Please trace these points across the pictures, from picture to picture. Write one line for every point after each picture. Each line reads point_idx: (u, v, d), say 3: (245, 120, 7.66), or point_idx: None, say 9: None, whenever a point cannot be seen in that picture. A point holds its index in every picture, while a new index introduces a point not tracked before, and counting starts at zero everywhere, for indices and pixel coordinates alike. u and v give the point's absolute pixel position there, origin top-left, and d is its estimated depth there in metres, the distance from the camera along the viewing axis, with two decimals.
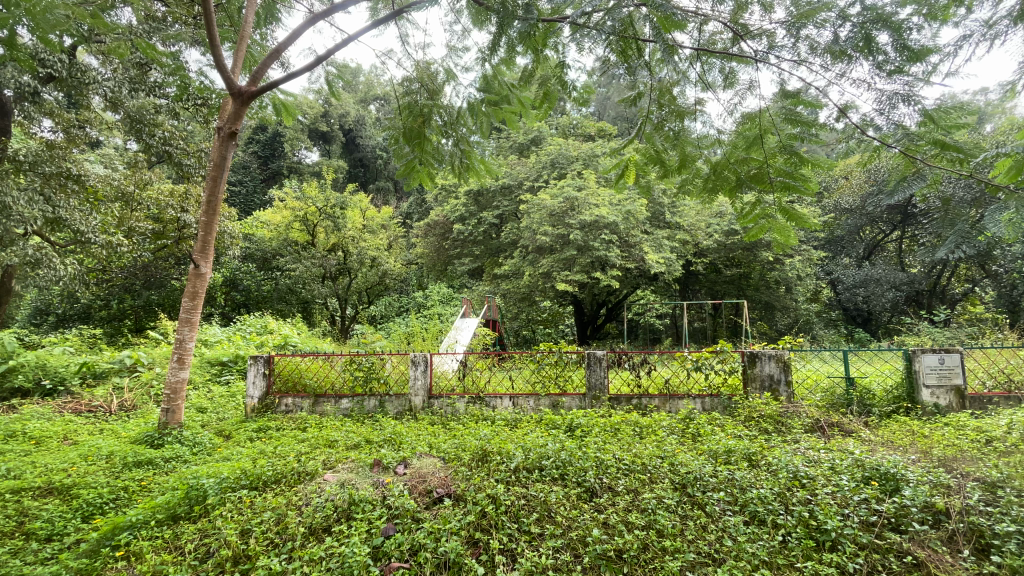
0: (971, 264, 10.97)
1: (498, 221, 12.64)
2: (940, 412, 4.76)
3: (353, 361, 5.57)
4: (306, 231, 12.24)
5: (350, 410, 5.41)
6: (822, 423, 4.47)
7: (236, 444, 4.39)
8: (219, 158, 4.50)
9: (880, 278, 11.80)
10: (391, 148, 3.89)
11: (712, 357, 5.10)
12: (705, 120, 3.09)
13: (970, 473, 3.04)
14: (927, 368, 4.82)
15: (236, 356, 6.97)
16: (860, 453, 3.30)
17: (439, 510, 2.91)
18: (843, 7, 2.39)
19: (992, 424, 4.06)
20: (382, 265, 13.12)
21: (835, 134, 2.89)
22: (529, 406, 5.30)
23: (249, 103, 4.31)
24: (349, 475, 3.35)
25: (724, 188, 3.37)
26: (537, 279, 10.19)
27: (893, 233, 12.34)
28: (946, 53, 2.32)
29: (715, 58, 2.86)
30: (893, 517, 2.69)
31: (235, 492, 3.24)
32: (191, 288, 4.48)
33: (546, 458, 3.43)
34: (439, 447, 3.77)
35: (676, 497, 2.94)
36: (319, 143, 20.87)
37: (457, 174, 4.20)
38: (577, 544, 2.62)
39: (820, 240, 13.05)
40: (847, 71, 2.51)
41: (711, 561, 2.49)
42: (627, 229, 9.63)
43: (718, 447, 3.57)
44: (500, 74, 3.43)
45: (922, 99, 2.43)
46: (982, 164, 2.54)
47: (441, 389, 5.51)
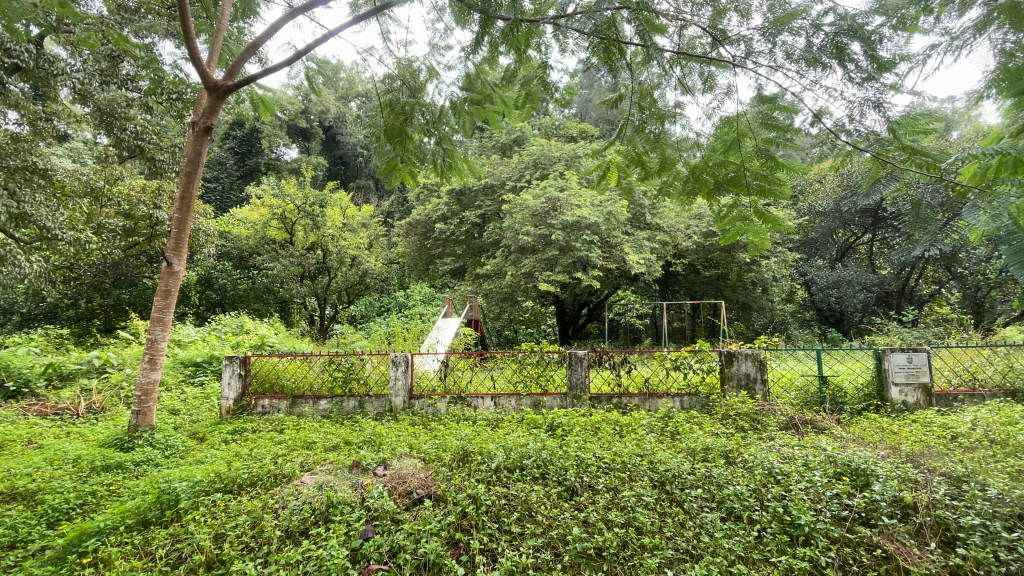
0: (938, 266, 11.35)
1: (480, 221, 12.63)
2: (908, 409, 4.92)
3: (332, 361, 5.49)
4: (284, 229, 12.02)
5: (329, 412, 5.33)
6: (796, 420, 4.54)
7: (210, 447, 4.28)
8: (194, 153, 4.38)
9: (852, 279, 12.12)
10: (372, 145, 3.84)
11: (690, 357, 5.17)
12: (684, 123, 3.15)
13: (936, 467, 3.14)
14: (896, 367, 4.97)
15: (210, 357, 6.81)
16: (833, 449, 3.39)
17: (420, 511, 2.88)
18: (817, 16, 2.46)
19: (957, 420, 4.21)
20: (362, 264, 12.98)
21: (809, 139, 2.97)
22: (511, 405, 5.29)
23: (225, 97, 4.19)
24: (326, 477, 3.29)
25: (702, 191, 3.43)
26: (519, 279, 10.20)
27: (864, 236, 12.71)
28: (916, 62, 2.39)
29: (695, 62, 2.91)
30: (863, 511, 2.77)
31: (209, 496, 3.17)
32: (163, 286, 4.34)
33: (527, 457, 3.42)
34: (419, 448, 3.74)
35: (655, 495, 2.97)
36: (298, 140, 20.50)
37: (439, 173, 4.18)
38: (557, 543, 2.64)
39: (794, 241, 13.33)
40: (821, 78, 2.59)
41: (688, 557, 2.55)
42: (609, 230, 9.72)
43: (696, 445, 3.62)
44: (483, 74, 3.41)
45: (890, 107, 2.53)
46: (948, 168, 2.64)
47: (422, 389, 5.46)
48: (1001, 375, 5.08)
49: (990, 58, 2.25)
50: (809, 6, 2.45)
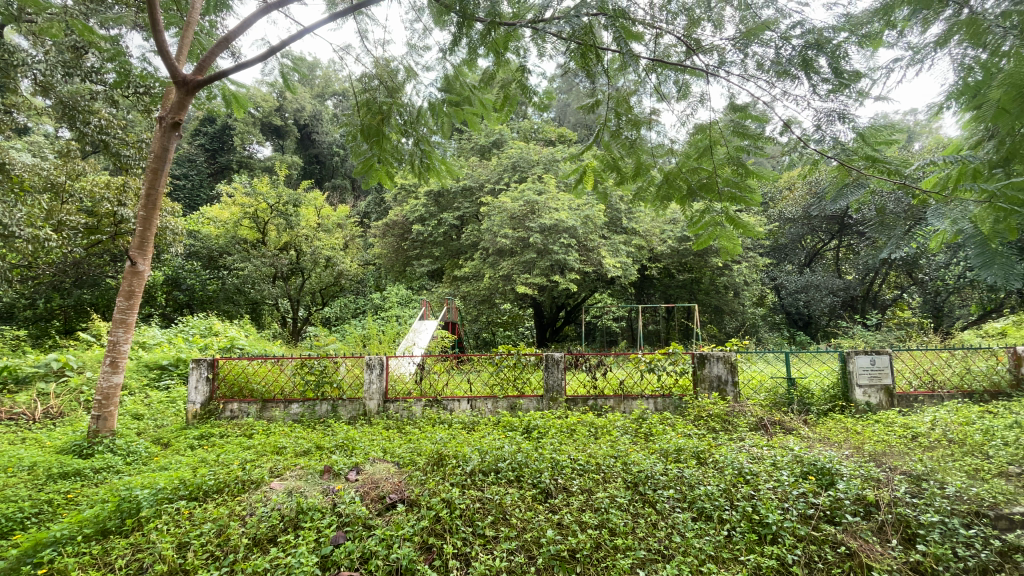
0: (900, 272, 11.80)
1: (458, 223, 12.57)
2: (871, 410, 5.08)
3: (304, 365, 5.38)
4: (257, 228, 11.73)
5: (301, 415, 5.22)
6: (765, 421, 4.65)
7: (175, 453, 4.13)
8: (161, 149, 4.23)
9: (820, 284, 12.48)
10: (349, 144, 3.78)
11: (664, 359, 5.27)
12: (660, 130, 3.20)
13: (897, 466, 3.26)
14: (860, 369, 5.15)
15: (177, 360, 6.59)
16: (799, 449, 3.48)
17: (392, 516, 2.84)
18: (785, 29, 2.54)
19: (917, 420, 4.39)
20: (337, 265, 12.77)
21: (779, 148, 3.07)
22: (487, 408, 5.26)
23: (194, 92, 4.05)
24: (297, 483, 3.21)
25: (675, 197, 3.50)
26: (497, 282, 10.18)
27: (831, 242, 13.13)
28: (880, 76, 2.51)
29: (670, 70, 2.97)
30: (828, 510, 2.85)
31: (172, 503, 3.05)
32: (126, 286, 4.17)
33: (502, 460, 3.41)
34: (393, 452, 3.68)
35: (628, 495, 3.00)
36: (272, 138, 20.07)
37: (417, 174, 4.14)
38: (531, 545, 2.64)
39: (765, 247, 13.68)
40: (789, 89, 2.67)
41: (660, 557, 2.58)
42: (586, 233, 9.81)
43: (669, 446, 3.67)
44: (461, 75, 3.41)
45: (855, 118, 2.64)
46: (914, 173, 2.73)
47: (397, 393, 5.37)
48: (958, 377, 5.28)
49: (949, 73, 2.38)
50: (778, 18, 2.53)
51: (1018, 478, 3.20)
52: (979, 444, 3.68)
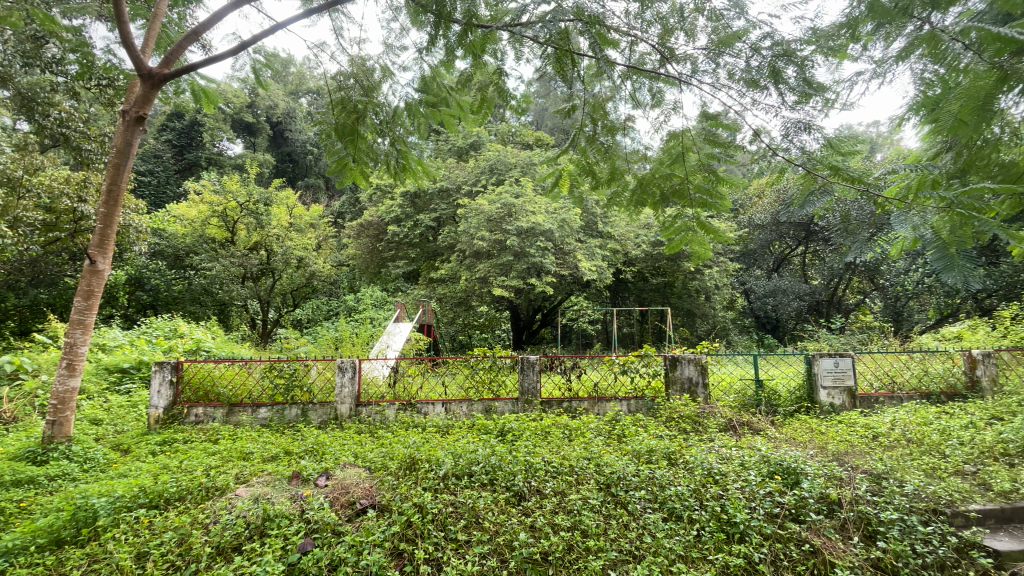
0: (863, 277, 12.25)
1: (435, 224, 12.48)
2: (835, 410, 5.25)
3: (273, 368, 5.24)
4: (225, 227, 11.40)
5: (269, 420, 5.10)
6: (734, 422, 4.76)
7: (136, 459, 3.97)
8: (124, 144, 4.05)
9: (787, 288, 12.83)
10: (322, 143, 3.71)
11: (637, 361, 5.36)
12: (635, 136, 3.27)
13: (859, 465, 3.38)
14: (824, 371, 5.31)
15: (139, 362, 6.34)
16: (766, 449, 3.56)
17: (363, 522, 2.79)
18: (755, 41, 2.61)
19: (878, 421, 4.56)
20: (309, 265, 12.51)
21: (748, 156, 3.16)
22: (461, 412, 5.23)
23: (161, 86, 3.91)
24: (264, 489, 3.12)
25: (649, 202, 3.57)
26: (473, 284, 10.14)
27: (798, 248, 13.56)
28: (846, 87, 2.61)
29: (645, 77, 3.02)
30: (793, 508, 2.92)
31: (132, 512, 2.93)
32: (85, 286, 3.99)
33: (476, 463, 3.39)
34: (365, 457, 3.62)
35: (601, 497, 3.03)
36: (243, 135, 19.55)
37: (393, 174, 4.09)
38: (503, 549, 2.63)
39: (735, 252, 14.02)
40: (758, 99, 2.76)
41: (632, 557, 2.60)
42: (562, 236, 9.88)
43: (642, 447, 3.73)
44: (439, 76, 3.40)
45: (820, 128, 2.74)
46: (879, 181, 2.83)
47: (370, 396, 5.28)
48: (916, 379, 5.51)
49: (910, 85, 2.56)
50: (748, 30, 2.59)
51: (972, 476, 3.38)
52: (936, 443, 3.85)
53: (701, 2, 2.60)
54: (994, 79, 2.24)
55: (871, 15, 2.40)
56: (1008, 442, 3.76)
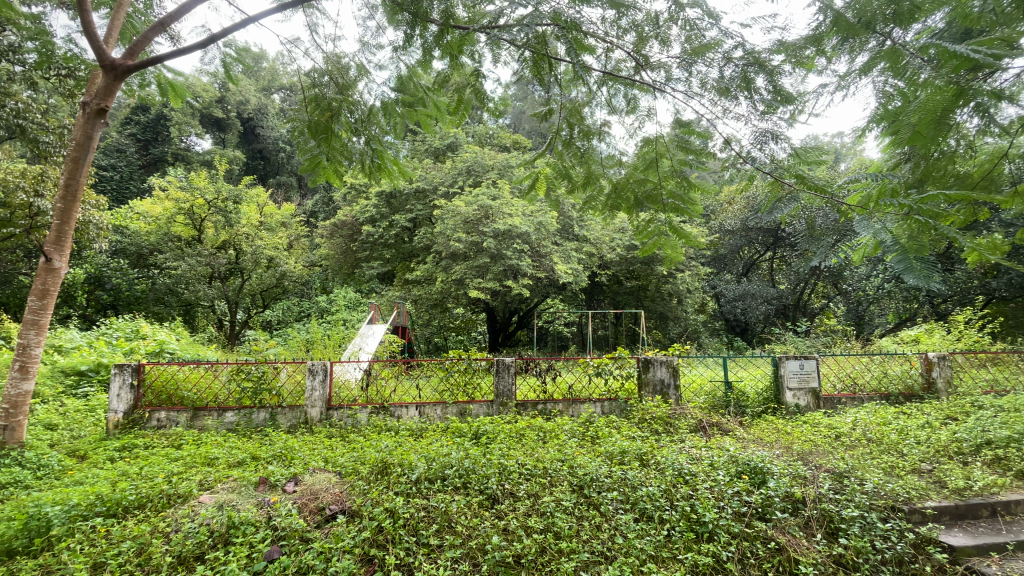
0: (828, 282, 12.68)
1: (410, 225, 12.37)
2: (800, 411, 5.40)
3: (240, 370, 5.09)
4: (191, 225, 11.01)
5: (235, 424, 4.95)
6: (704, 422, 4.86)
7: (93, 466, 3.79)
8: (83, 138, 3.86)
9: (756, 292, 13.18)
10: (295, 140, 3.63)
11: (611, 363, 5.41)
12: (610, 142, 3.33)
13: (822, 464, 3.49)
14: (790, 373, 5.46)
15: (98, 365, 6.08)
16: (734, 449, 3.64)
17: (332, 529, 2.74)
18: (728, 50, 2.67)
19: (840, 421, 4.72)
20: (280, 265, 12.21)
21: (718, 163, 3.24)
22: (436, 415, 5.19)
23: (124, 78, 3.74)
24: (229, 496, 3.02)
25: (623, 207, 3.63)
26: (449, 286, 10.07)
27: (766, 253, 13.96)
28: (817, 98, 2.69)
29: (620, 84, 3.07)
30: (760, 507, 3.00)
31: (88, 521, 2.80)
32: (39, 285, 3.80)
33: (449, 467, 3.35)
34: (335, 461, 3.55)
35: (574, 499, 3.05)
36: (212, 130, 18.98)
37: (368, 174, 4.02)
38: (475, 553, 2.62)
39: (706, 257, 14.33)
40: (730, 107, 2.84)
41: (604, 559, 2.61)
42: (539, 239, 9.92)
43: (614, 448, 3.78)
44: (415, 76, 3.38)
45: (787, 138, 2.83)
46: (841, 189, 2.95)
47: (341, 400, 5.18)
48: (876, 380, 5.73)
49: (872, 97, 2.66)
50: (720, 40, 2.65)
51: (928, 474, 3.53)
52: (895, 443, 4.00)
53: (675, 12, 2.65)
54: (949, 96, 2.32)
55: (835, 29, 2.49)
56: (961, 442, 3.95)
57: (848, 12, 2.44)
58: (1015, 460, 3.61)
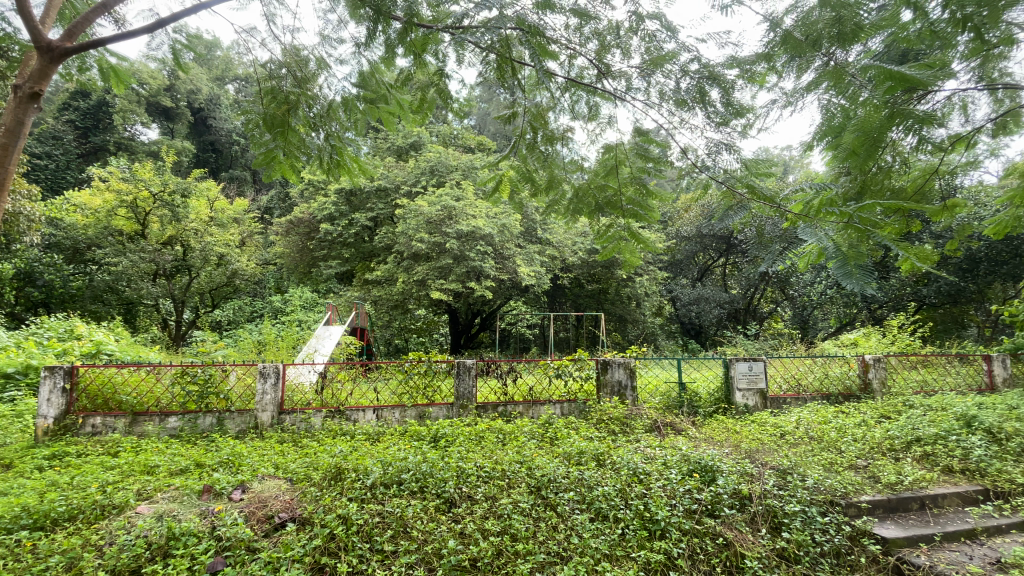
0: (776, 287, 13.29)
1: (371, 224, 12.14)
2: (748, 410, 5.63)
3: (185, 373, 4.85)
4: (135, 219, 10.41)
5: (179, 430, 4.71)
6: (659, 422, 4.99)
7: (17, 476, 3.50)
8: (12, 123, 2.88)
9: (710, 296, 13.66)
10: (249, 132, 3.48)
11: (571, 365, 5.48)
12: (572, 147, 3.39)
13: (768, 462, 3.65)
14: (740, 374, 5.68)
15: (26, 368, 5.64)
16: (687, 449, 3.75)
17: (281, 537, 2.65)
18: (684, 63, 2.76)
19: (785, 420, 4.94)
20: (231, 263, 11.68)
21: (675, 172, 3.36)
22: (394, 418, 5.09)
23: (63, 63, 3.01)
24: (169, 506, 2.86)
25: (585, 211, 3.69)
26: (410, 287, 9.93)
27: (719, 259, 14.50)
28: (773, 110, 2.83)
29: (583, 91, 3.12)
30: (709, 503, 3.10)
31: (10, 536, 2.59)
32: None
33: (406, 471, 3.29)
34: (286, 468, 3.42)
35: (531, 500, 3.07)
36: (159, 120, 17.97)
37: (326, 170, 3.90)
38: (431, 557, 2.59)
39: (664, 262, 14.76)
40: (687, 118, 2.94)
41: (559, 559, 2.64)
42: (502, 241, 9.95)
43: (572, 449, 3.82)
44: (377, 73, 3.33)
45: (739, 149, 2.96)
46: (786, 197, 3.10)
47: (294, 404, 5.02)
48: (819, 381, 6.05)
49: (816, 113, 2.82)
50: (678, 52, 2.73)
51: (863, 469, 3.76)
52: (834, 440, 4.24)
53: (635, 23, 2.71)
54: (889, 113, 2.65)
55: (785, 46, 2.60)
56: (894, 438, 4.23)
57: (796, 30, 2.54)
58: (940, 456, 3.89)
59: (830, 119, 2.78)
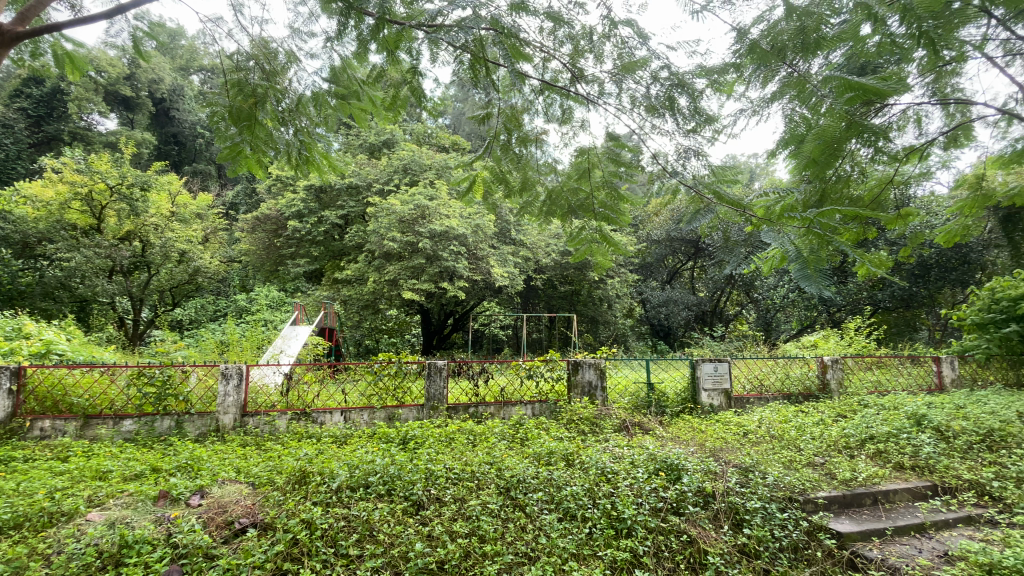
0: (741, 290, 13.68)
1: (342, 222, 11.94)
2: (714, 410, 5.77)
3: (142, 375, 4.65)
4: (90, 213, 9.92)
5: (135, 434, 4.52)
6: (627, 422, 5.07)
7: None
8: None
9: (678, 299, 13.94)
10: (213, 125, 3.36)
11: (542, 365, 5.53)
12: (546, 149, 3.42)
13: (731, 460, 3.75)
14: (706, 374, 5.82)
15: None
16: (654, 448, 3.81)
17: (241, 543, 2.57)
18: (655, 69, 2.82)
19: (749, 420, 5.08)
20: (194, 260, 11.34)
21: (646, 177, 3.42)
22: (362, 420, 5.01)
23: (12, 49, 2.83)
24: (123, 512, 2.73)
25: (557, 213, 3.73)
26: (382, 287, 9.79)
27: (688, 262, 14.83)
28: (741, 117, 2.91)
29: (556, 94, 3.14)
30: (674, 502, 3.16)
31: None
32: None
33: (373, 474, 3.24)
34: (248, 472, 3.33)
35: (500, 501, 3.07)
36: (118, 109, 17.19)
37: (294, 166, 3.81)
38: (397, 561, 2.56)
39: (634, 264, 15.01)
40: (658, 124, 3.01)
41: (527, 559, 2.66)
42: (476, 242, 9.94)
43: (542, 449, 3.84)
44: (349, 69, 3.28)
45: (707, 155, 3.04)
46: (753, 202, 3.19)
47: (258, 406, 4.88)
48: (781, 382, 6.24)
49: (781, 122, 2.92)
50: (649, 58, 2.79)
51: (821, 466, 3.91)
52: (793, 438, 4.40)
53: (608, 30, 2.76)
54: (848, 125, 2.69)
55: (752, 55, 2.68)
56: (850, 437, 4.41)
57: (763, 40, 2.63)
58: (893, 453, 4.08)
59: (793, 129, 2.89)
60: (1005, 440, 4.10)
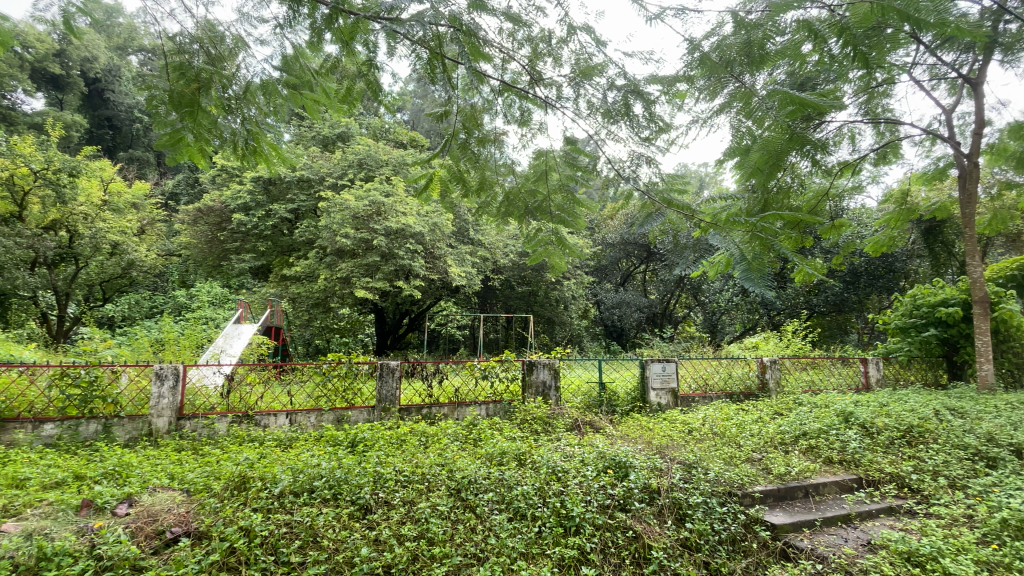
0: (690, 293, 14.23)
1: (292, 217, 11.54)
2: (661, 408, 5.96)
3: (65, 375, 4.31)
4: (10, 199, 8.94)
5: (56, 438, 4.20)
6: (579, 421, 5.17)
7: None
8: None
9: (631, 301, 14.32)
10: (153, 109, 3.17)
11: (497, 366, 5.55)
12: (504, 150, 3.42)
13: (676, 457, 3.89)
14: (654, 374, 6.00)
15: None
16: (603, 446, 3.90)
17: (173, 554, 2.44)
18: (611, 76, 2.88)
19: (693, 418, 5.29)
20: (128, 253, 10.76)
21: (600, 182, 3.50)
22: (309, 423, 4.86)
23: None
24: (41, 523, 2.52)
25: (514, 214, 3.76)
26: (334, 284, 9.53)
27: (640, 265, 15.27)
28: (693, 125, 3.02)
29: (515, 96, 3.15)
30: (621, 498, 3.25)
31: None
32: None
33: (319, 478, 3.15)
34: (183, 478, 3.16)
35: (450, 502, 3.05)
36: (46, 88, 15.84)
37: (240, 156, 3.65)
38: (342, 566, 2.50)
39: (589, 266, 15.30)
40: (612, 130, 3.08)
41: (475, 560, 2.65)
42: (433, 240, 9.85)
43: (494, 449, 3.85)
44: (303, 58, 3.16)
45: (658, 164, 3.15)
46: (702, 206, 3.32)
47: (196, 408, 4.64)
48: (723, 381, 6.53)
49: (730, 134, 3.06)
50: (606, 65, 2.85)
51: (758, 462, 4.13)
52: (734, 435, 4.62)
53: (566, 35, 2.80)
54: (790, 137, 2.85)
55: (703, 67, 2.79)
56: (785, 433, 4.68)
57: (713, 53, 2.75)
58: (822, 448, 4.37)
59: (739, 140, 3.03)
60: (922, 436, 4.46)
